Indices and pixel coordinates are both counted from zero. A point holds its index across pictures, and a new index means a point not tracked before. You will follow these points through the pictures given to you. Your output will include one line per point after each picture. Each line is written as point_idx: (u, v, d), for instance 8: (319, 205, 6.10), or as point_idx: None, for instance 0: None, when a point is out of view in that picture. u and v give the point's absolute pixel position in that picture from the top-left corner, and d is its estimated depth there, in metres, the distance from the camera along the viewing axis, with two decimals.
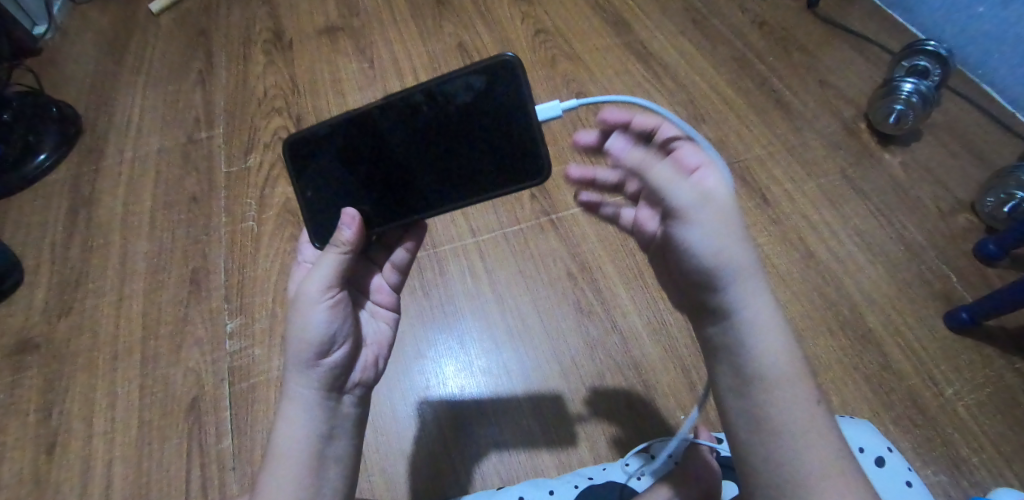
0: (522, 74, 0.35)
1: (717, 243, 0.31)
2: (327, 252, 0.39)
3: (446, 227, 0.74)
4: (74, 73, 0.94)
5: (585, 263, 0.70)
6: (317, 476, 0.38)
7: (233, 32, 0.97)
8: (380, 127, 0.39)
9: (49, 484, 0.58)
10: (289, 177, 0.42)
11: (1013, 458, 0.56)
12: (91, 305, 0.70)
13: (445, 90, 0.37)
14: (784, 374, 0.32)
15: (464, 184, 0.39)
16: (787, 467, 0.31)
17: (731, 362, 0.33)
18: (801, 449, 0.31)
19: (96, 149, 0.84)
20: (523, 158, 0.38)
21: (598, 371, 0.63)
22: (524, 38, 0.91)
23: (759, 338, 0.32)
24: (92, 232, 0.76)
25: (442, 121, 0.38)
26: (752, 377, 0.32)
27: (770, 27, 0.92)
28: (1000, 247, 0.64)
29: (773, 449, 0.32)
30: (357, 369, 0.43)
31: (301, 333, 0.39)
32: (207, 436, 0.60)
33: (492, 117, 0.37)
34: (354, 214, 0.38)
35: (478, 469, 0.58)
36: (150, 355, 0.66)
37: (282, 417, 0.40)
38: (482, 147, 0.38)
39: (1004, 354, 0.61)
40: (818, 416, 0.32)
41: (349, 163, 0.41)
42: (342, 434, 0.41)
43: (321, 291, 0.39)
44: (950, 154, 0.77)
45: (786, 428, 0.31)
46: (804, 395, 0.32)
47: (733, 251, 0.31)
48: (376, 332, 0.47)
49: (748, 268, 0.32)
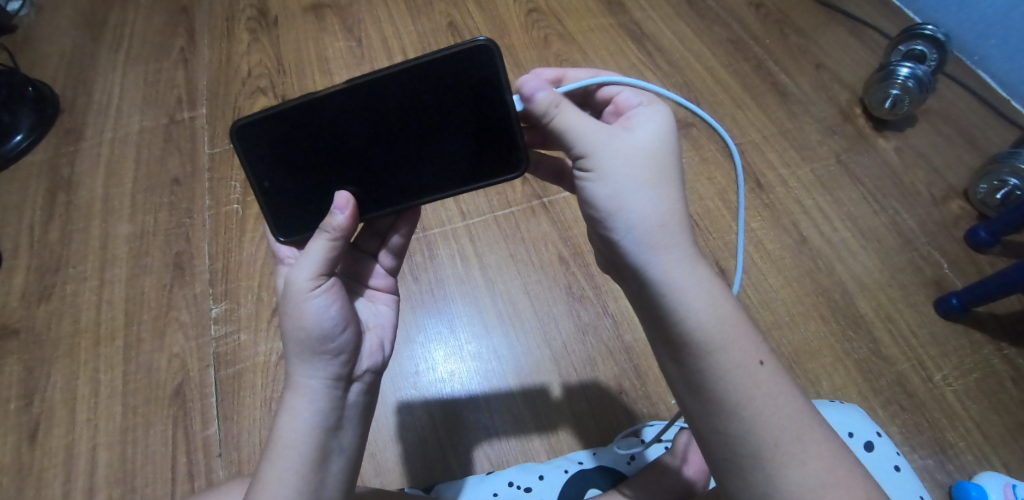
0: (499, 59, 0.34)
1: (607, 201, 0.33)
2: (318, 239, 0.38)
3: (436, 211, 0.72)
4: (51, 50, 0.90)
5: (576, 248, 0.69)
6: (320, 469, 0.36)
7: (216, 9, 0.94)
8: (347, 112, 0.37)
9: (31, 472, 0.57)
10: (244, 168, 0.39)
11: (998, 442, 0.56)
12: (71, 290, 0.68)
13: (419, 74, 0.35)
14: (701, 328, 0.31)
15: (442, 174, 0.39)
16: (731, 429, 0.30)
17: (658, 328, 0.34)
18: (739, 409, 0.30)
19: (75, 129, 0.81)
20: (501, 148, 0.37)
21: (589, 355, 0.62)
22: (516, 18, 0.89)
23: (673, 292, 0.31)
24: (71, 215, 0.73)
25: (413, 107, 0.37)
26: (673, 334, 0.32)
27: (766, 9, 0.91)
28: (991, 233, 0.65)
29: (714, 413, 0.31)
30: (364, 356, 0.42)
31: (299, 321, 0.37)
32: (194, 423, 0.60)
33: (474, 102, 0.36)
34: (346, 198, 0.37)
35: (476, 455, 0.58)
36: (134, 341, 0.64)
37: (285, 408, 0.37)
38: (464, 132, 0.37)
39: (993, 340, 0.62)
40: (748, 368, 0.30)
41: (318, 150, 0.38)
42: (347, 426, 0.39)
43: (310, 279, 0.38)
44: (944, 140, 0.76)
45: (714, 382, 0.31)
46: (728, 347, 0.31)
47: (622, 213, 0.32)
48: (376, 316, 0.45)
49: (655, 232, 0.32)
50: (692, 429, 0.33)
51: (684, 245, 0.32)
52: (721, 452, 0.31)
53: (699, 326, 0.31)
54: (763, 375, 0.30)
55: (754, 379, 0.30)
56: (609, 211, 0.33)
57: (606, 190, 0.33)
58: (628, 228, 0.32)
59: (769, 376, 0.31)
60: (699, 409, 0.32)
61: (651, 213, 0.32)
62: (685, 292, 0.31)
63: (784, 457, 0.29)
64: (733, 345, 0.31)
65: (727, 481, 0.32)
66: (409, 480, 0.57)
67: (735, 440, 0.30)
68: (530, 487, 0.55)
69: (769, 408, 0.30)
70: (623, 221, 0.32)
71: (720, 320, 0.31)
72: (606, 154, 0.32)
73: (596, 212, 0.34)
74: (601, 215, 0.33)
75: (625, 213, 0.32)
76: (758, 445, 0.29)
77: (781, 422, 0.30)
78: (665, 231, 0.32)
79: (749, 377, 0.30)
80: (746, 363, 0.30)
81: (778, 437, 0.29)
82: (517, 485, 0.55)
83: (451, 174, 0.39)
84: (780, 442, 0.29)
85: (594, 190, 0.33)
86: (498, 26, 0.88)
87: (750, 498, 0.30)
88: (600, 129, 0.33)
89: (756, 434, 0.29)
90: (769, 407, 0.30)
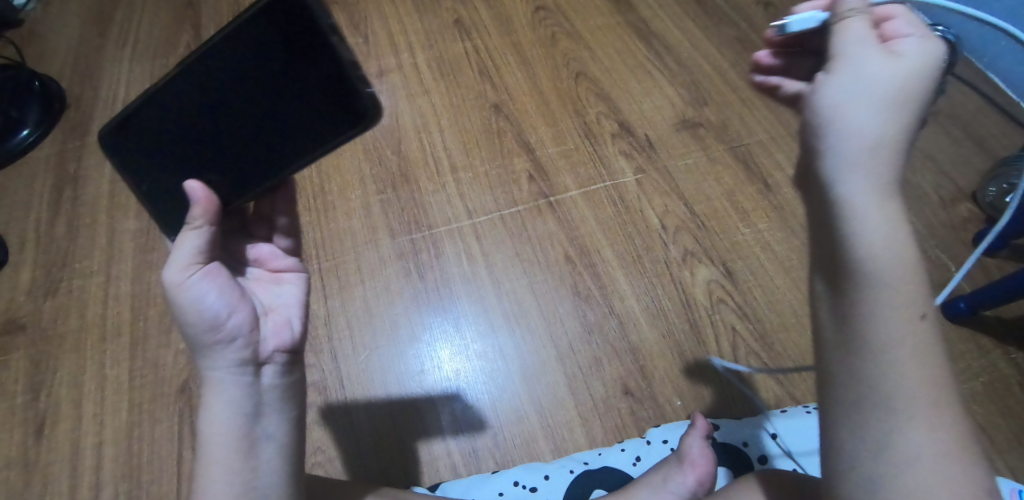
0: (316, 1, 0.31)
1: (841, 109, 0.29)
2: (185, 230, 0.38)
3: (442, 208, 0.72)
4: (57, 44, 0.90)
5: (583, 247, 0.69)
6: (249, 458, 0.36)
7: (223, 5, 0.94)
8: (203, 90, 0.37)
9: (38, 467, 0.57)
10: (147, 113, 0.39)
11: (1004, 447, 0.56)
12: (77, 285, 0.68)
13: (255, 25, 0.34)
14: (878, 260, 0.27)
15: (298, 138, 0.36)
16: (869, 377, 0.27)
17: (822, 256, 0.29)
18: (887, 357, 0.27)
19: (81, 124, 0.81)
20: (321, 118, 0.35)
21: (595, 356, 0.62)
22: (524, 16, 0.89)
23: (862, 217, 0.27)
24: (77, 210, 0.74)
25: (265, 69, 0.35)
26: (846, 264, 0.28)
27: (776, 8, 0.90)
28: (999, 237, 0.64)
29: (851, 352, 0.27)
30: (269, 336, 0.41)
31: (185, 311, 0.38)
32: (199, 419, 0.60)
33: (291, 56, 0.34)
34: (197, 187, 0.37)
35: (431, 447, 0.58)
36: (140, 337, 0.65)
37: (205, 402, 0.38)
38: (323, 84, 0.33)
39: (1000, 344, 0.62)
40: (909, 321, 0.27)
41: (210, 130, 0.38)
42: (270, 409, 0.39)
43: (180, 269, 0.38)
44: (953, 142, 0.76)
45: (861, 322, 0.27)
46: (892, 293, 0.27)
47: (866, 122, 0.28)
48: (283, 297, 0.45)
49: (874, 145, 0.28)
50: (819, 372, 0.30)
51: (891, 175, 0.28)
52: (845, 397, 0.28)
53: (879, 257, 0.27)
54: (921, 332, 0.27)
55: (908, 330, 0.26)
56: (840, 117, 0.29)
57: (860, 94, 0.28)
58: (846, 139, 0.28)
59: (920, 327, 0.27)
60: (836, 352, 0.28)
61: (875, 127, 0.28)
62: (864, 214, 0.27)
63: (929, 418, 0.26)
64: (893, 288, 0.27)
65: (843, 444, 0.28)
66: (410, 479, 0.57)
67: (864, 385, 0.27)
68: (536, 487, 0.55)
69: (905, 360, 0.26)
70: (858, 130, 0.28)
71: (896, 256, 0.27)
72: (883, 61, 0.29)
73: (813, 124, 0.30)
74: (823, 120, 0.29)
75: (859, 120, 0.28)
76: (901, 399, 0.26)
77: (925, 388, 0.26)
78: (881, 154, 0.28)
79: (902, 329, 0.27)
80: (911, 314, 0.27)
81: (923, 397, 0.26)
82: (523, 484, 0.55)
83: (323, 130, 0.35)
84: (919, 405, 0.26)
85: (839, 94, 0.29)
86: (505, 24, 0.87)
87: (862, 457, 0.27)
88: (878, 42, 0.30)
89: (894, 387, 0.26)
90: (909, 358, 0.26)
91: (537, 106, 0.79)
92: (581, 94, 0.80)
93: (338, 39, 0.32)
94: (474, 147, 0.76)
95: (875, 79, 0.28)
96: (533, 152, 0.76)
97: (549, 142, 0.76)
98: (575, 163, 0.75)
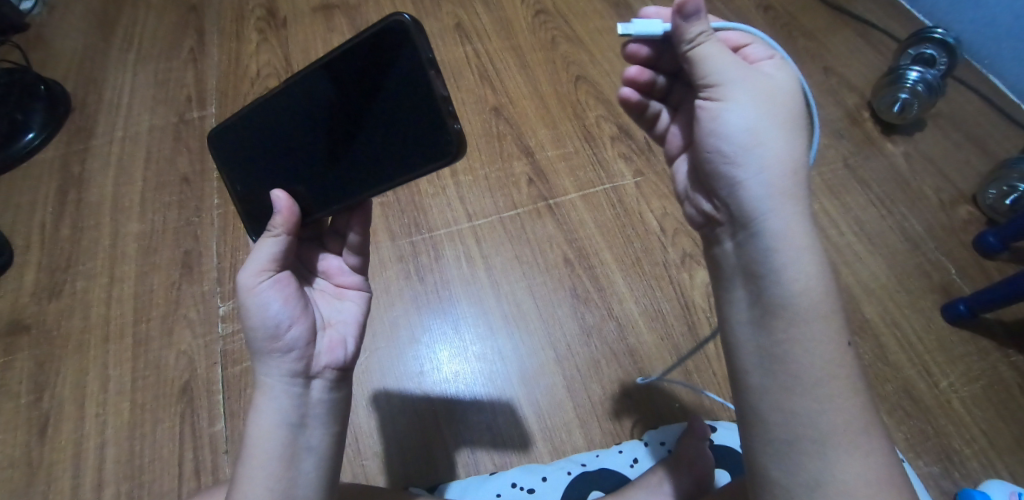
0: (421, 34, 0.31)
1: (746, 137, 0.32)
2: (265, 237, 0.40)
3: (442, 211, 0.73)
4: (62, 49, 0.91)
5: (582, 250, 0.69)
6: (292, 466, 0.37)
7: (226, 9, 0.95)
8: (302, 111, 0.38)
9: (41, 466, 0.58)
10: (265, 112, 0.40)
11: (1004, 450, 0.56)
12: (81, 287, 0.69)
13: (358, 55, 0.34)
14: (797, 300, 0.32)
15: (394, 158, 0.35)
16: (798, 403, 0.32)
17: (750, 289, 0.34)
18: (815, 385, 0.31)
19: (86, 127, 0.82)
20: (418, 140, 0.33)
21: (593, 359, 0.62)
22: (524, 19, 0.89)
23: (783, 259, 0.32)
24: (81, 212, 0.74)
25: (375, 83, 0.34)
26: (775, 304, 0.32)
27: (775, 11, 0.90)
28: (999, 239, 0.64)
29: (782, 382, 0.32)
30: (324, 352, 0.42)
31: (252, 316, 0.39)
32: (201, 420, 0.60)
33: (389, 88, 0.33)
34: (281, 196, 0.39)
35: (460, 456, 0.58)
36: (142, 338, 0.65)
37: (255, 406, 0.39)
38: (416, 105, 0.33)
39: (1000, 347, 0.62)
40: (825, 353, 0.32)
41: (309, 140, 0.39)
42: (315, 422, 0.40)
43: (255, 273, 0.40)
44: (953, 144, 0.76)
45: (786, 354, 0.32)
46: (813, 329, 0.32)
47: (763, 152, 0.32)
48: (342, 313, 0.46)
49: (780, 186, 0.33)
50: (753, 404, 0.34)
51: (800, 216, 0.33)
52: (777, 426, 0.32)
53: (798, 292, 0.32)
54: (838, 361, 0.32)
55: (825, 359, 0.31)
56: (742, 148, 0.33)
57: (750, 124, 0.32)
58: (757, 172, 0.33)
59: (843, 357, 0.32)
60: (768, 378, 0.33)
61: (777, 167, 0.33)
62: (781, 253, 0.32)
63: (846, 438, 0.31)
64: (816, 322, 0.32)
65: (775, 461, 0.33)
66: (407, 481, 0.57)
67: (793, 410, 0.32)
68: (534, 488, 0.55)
69: (827, 387, 0.31)
70: (759, 161, 0.32)
71: (814, 295, 0.32)
72: (755, 89, 0.33)
73: (714, 150, 0.34)
74: (729, 153, 0.33)
75: (763, 151, 0.32)
76: (824, 420, 0.31)
77: (846, 410, 0.31)
78: (787, 189, 0.33)
79: (819, 359, 0.31)
80: (829, 345, 0.32)
81: (846, 419, 0.31)
82: (520, 486, 0.55)
83: (407, 163, 0.34)
84: (841, 427, 0.31)
85: (727, 121, 0.33)
86: (505, 27, 0.88)
87: (794, 474, 0.32)
88: (742, 65, 0.33)
89: (818, 411, 0.31)
90: (833, 388, 0.31)
91: (537, 109, 0.80)
92: (580, 97, 0.81)
93: (435, 73, 0.31)
94: (474, 149, 0.77)
95: (758, 109, 0.32)
96: (533, 155, 0.76)
97: (548, 145, 0.77)
98: (575, 166, 0.75)
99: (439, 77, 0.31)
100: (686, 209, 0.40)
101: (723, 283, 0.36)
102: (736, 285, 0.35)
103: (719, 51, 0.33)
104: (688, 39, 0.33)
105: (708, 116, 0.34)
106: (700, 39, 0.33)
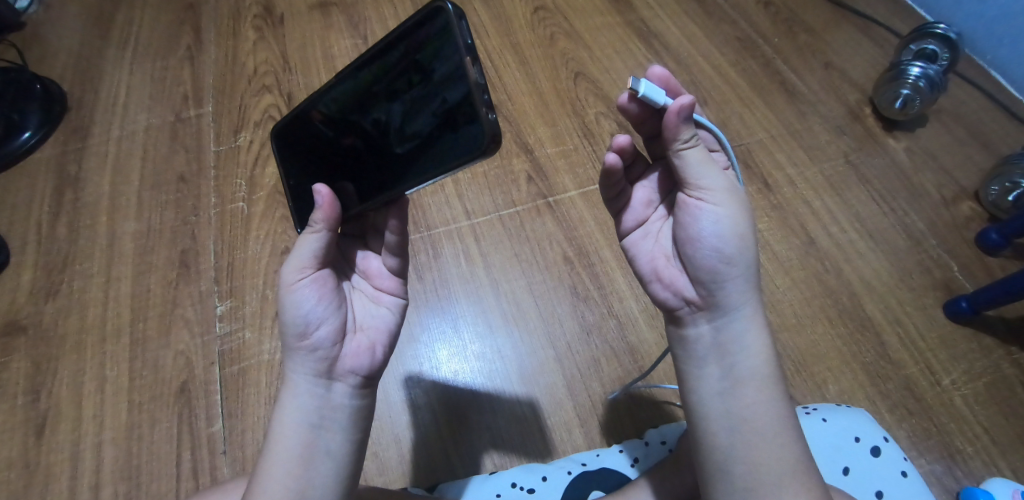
0: (462, 24, 0.30)
1: (736, 240, 0.35)
2: (308, 232, 0.40)
3: (441, 209, 0.72)
4: (58, 48, 0.91)
5: (582, 248, 0.69)
6: (306, 469, 0.36)
7: (223, 7, 0.94)
8: (344, 112, 0.39)
9: (38, 468, 0.57)
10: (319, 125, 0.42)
11: (1007, 448, 0.56)
12: (78, 287, 0.68)
13: (399, 56, 0.34)
14: (758, 370, 0.35)
15: (433, 156, 0.33)
16: (758, 456, 0.33)
17: (721, 362, 0.36)
18: (772, 440, 0.34)
19: (83, 126, 0.81)
20: (458, 134, 0.31)
21: (593, 356, 0.62)
22: (523, 16, 0.88)
23: (746, 334, 0.36)
24: (78, 211, 0.74)
25: (418, 88, 0.33)
26: (742, 373, 0.35)
27: (776, 7, 0.90)
28: (1002, 236, 0.64)
29: (748, 440, 0.34)
30: (350, 356, 0.40)
31: (286, 310, 0.40)
32: (198, 421, 0.60)
33: (415, 90, 0.33)
34: (323, 191, 0.38)
35: (473, 459, 0.58)
36: (139, 338, 0.65)
37: (282, 405, 0.39)
38: (447, 99, 0.31)
39: (1003, 345, 0.61)
40: (777, 413, 0.35)
41: (357, 141, 0.38)
42: (337, 427, 0.38)
43: (297, 271, 0.40)
44: (955, 140, 0.75)
45: (751, 413, 0.34)
46: (769, 394, 0.35)
47: (746, 251, 0.36)
48: (376, 318, 0.44)
49: (748, 272, 0.36)
50: (720, 460, 0.35)
51: (758, 299, 0.37)
52: (740, 478, 0.34)
53: (760, 363, 0.35)
54: (787, 420, 0.35)
55: (777, 420, 0.34)
56: (732, 247, 0.35)
57: (739, 228, 0.35)
58: (741, 264, 0.36)
59: (788, 414, 0.35)
60: (732, 438, 0.34)
61: (749, 257, 0.36)
62: (746, 331, 0.36)
63: (796, 481, 0.33)
64: (769, 386, 0.35)
65: None
66: (411, 480, 0.56)
67: (755, 462, 0.33)
68: (534, 488, 0.54)
69: (784, 439, 0.34)
70: (744, 260, 0.36)
71: (769, 366, 0.36)
72: (739, 196, 0.36)
73: (705, 249, 0.36)
74: (721, 251, 0.35)
75: (745, 248, 0.36)
76: (781, 469, 0.33)
77: (795, 460, 0.34)
78: (753, 277, 0.36)
79: (775, 420, 0.34)
80: (781, 407, 0.35)
81: (796, 466, 0.33)
82: (520, 486, 0.54)
83: (438, 162, 0.32)
84: (793, 472, 0.33)
85: (712, 224, 0.35)
86: (504, 24, 0.87)
87: None
88: (723, 174, 0.36)
89: (774, 461, 0.33)
90: (786, 441, 0.34)
91: (536, 106, 0.79)
92: (579, 93, 0.80)
93: (471, 59, 0.30)
94: None
95: (742, 216, 0.36)
96: (532, 152, 0.75)
97: (548, 142, 0.76)
98: (575, 163, 0.75)
99: (474, 64, 0.29)
100: (657, 292, 0.39)
101: (692, 360, 0.38)
102: (708, 360, 0.37)
103: (701, 158, 0.35)
104: (684, 140, 0.34)
105: (699, 217, 0.36)
106: (693, 142, 0.35)
